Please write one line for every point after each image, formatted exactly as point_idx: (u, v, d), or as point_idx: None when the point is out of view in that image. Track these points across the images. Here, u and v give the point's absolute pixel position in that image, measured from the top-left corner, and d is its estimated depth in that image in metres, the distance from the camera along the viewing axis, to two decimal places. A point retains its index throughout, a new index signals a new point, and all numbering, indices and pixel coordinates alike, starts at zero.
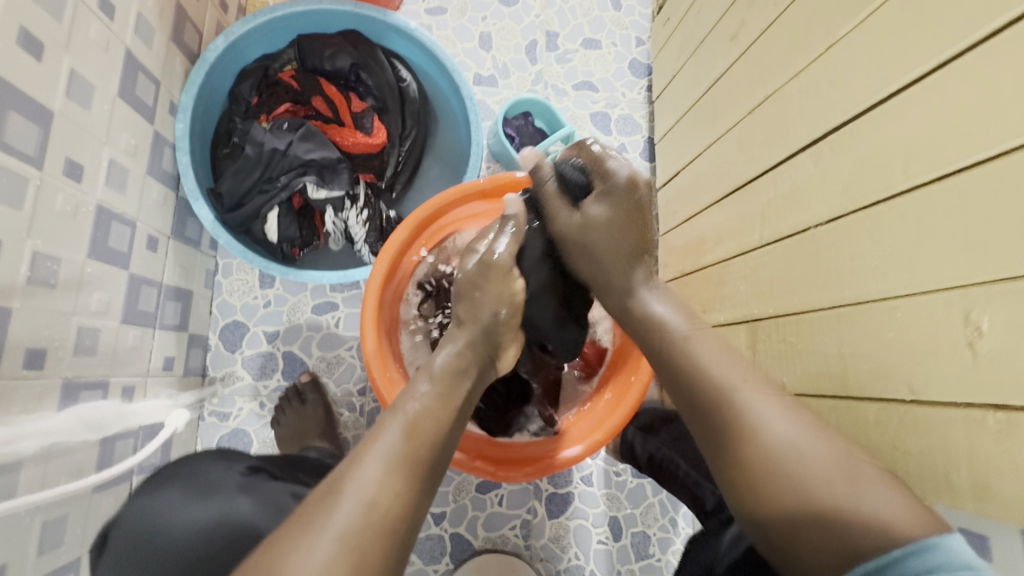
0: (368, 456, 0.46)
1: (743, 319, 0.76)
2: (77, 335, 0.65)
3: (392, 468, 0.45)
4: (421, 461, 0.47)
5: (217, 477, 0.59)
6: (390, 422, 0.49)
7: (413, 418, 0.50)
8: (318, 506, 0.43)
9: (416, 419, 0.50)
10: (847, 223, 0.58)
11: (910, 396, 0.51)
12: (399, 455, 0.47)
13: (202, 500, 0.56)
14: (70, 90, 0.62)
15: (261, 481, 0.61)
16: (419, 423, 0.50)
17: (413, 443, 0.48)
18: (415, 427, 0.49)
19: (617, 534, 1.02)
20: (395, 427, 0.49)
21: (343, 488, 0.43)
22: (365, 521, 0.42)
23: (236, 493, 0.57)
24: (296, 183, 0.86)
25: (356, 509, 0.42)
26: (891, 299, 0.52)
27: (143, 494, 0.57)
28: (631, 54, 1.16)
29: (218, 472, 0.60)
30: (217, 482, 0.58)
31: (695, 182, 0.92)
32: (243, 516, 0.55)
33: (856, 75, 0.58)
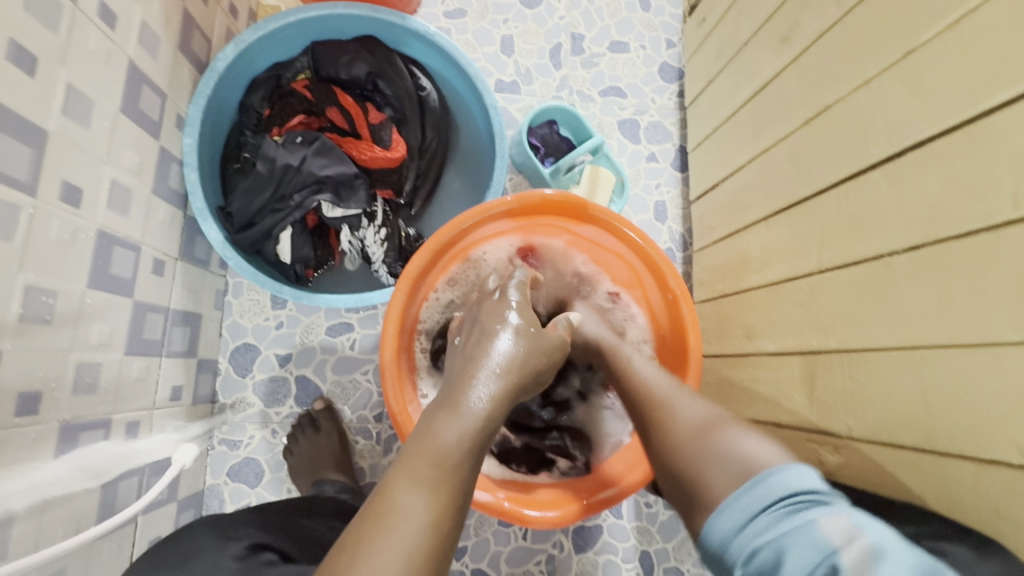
0: (378, 547, 0.36)
1: (798, 350, 0.69)
2: (76, 373, 0.60)
3: (410, 563, 0.36)
4: (446, 543, 0.38)
5: (209, 562, 0.51)
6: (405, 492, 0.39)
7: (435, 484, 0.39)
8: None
9: (441, 484, 0.39)
10: (932, 253, 0.51)
11: (1020, 459, 0.44)
12: (418, 544, 0.36)
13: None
14: (68, 107, 0.57)
15: (262, 562, 0.53)
16: (443, 492, 0.39)
17: (438, 525, 0.38)
18: (440, 495, 0.39)
19: (649, 571, 0.96)
20: (416, 503, 0.38)
21: None
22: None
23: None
24: (310, 201, 0.80)
25: None
26: (993, 345, 0.45)
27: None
28: (661, 58, 1.10)
29: (211, 552, 0.53)
30: (210, 570, 0.50)
31: (737, 196, 0.85)
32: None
33: (943, 84, 0.51)
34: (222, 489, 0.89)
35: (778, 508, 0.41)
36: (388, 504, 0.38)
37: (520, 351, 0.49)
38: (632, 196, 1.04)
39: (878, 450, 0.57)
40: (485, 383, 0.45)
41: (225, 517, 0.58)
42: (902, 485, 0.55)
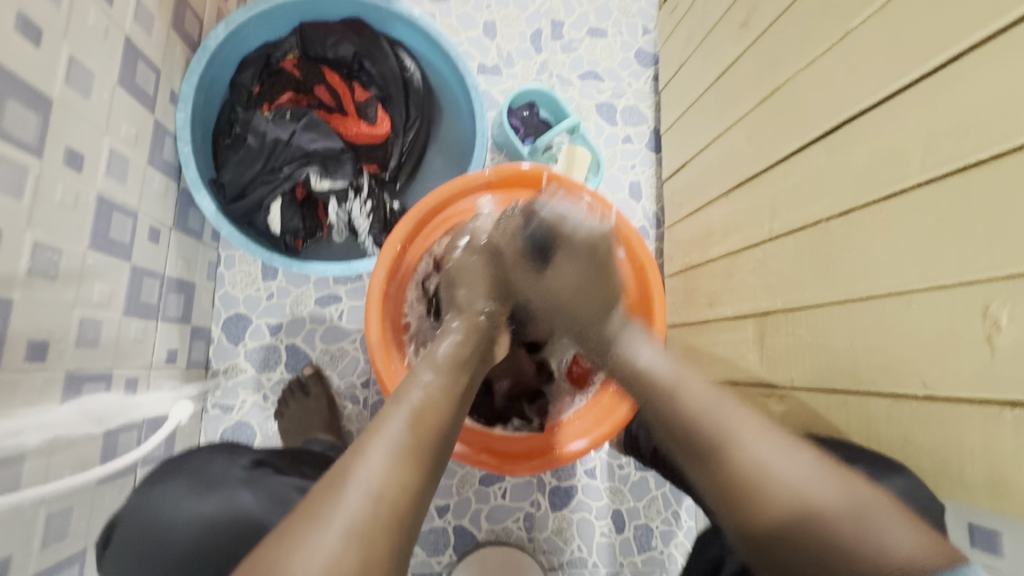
0: (371, 448, 0.43)
1: (752, 313, 0.75)
2: (79, 328, 0.64)
3: (399, 461, 0.43)
4: (427, 454, 0.45)
5: (217, 472, 0.58)
6: (392, 414, 0.47)
7: (417, 405, 0.48)
8: (319, 501, 0.40)
9: (422, 409, 0.48)
10: (859, 217, 0.57)
11: (923, 391, 0.50)
12: (405, 446, 0.44)
13: (204, 494, 0.55)
14: (70, 77, 0.61)
15: (267, 473, 0.60)
16: (424, 414, 0.47)
17: (419, 436, 0.45)
18: (419, 417, 0.47)
19: (621, 527, 1.02)
20: (400, 417, 0.46)
21: (344, 480, 0.41)
22: (372, 517, 0.39)
23: (239, 486, 0.57)
24: (299, 173, 0.85)
25: (360, 504, 0.39)
26: (905, 293, 0.52)
27: (151, 485, 0.56)
28: (637, 44, 1.15)
29: (222, 463, 0.59)
30: (221, 475, 0.57)
31: (702, 174, 0.91)
32: (248, 508, 0.55)
33: (871, 64, 0.57)
34: None
35: None
36: (377, 424, 0.46)
37: None
38: (608, 176, 1.09)
39: (816, 397, 0.63)
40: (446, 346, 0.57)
41: (229, 446, 0.64)
42: (837, 427, 0.61)
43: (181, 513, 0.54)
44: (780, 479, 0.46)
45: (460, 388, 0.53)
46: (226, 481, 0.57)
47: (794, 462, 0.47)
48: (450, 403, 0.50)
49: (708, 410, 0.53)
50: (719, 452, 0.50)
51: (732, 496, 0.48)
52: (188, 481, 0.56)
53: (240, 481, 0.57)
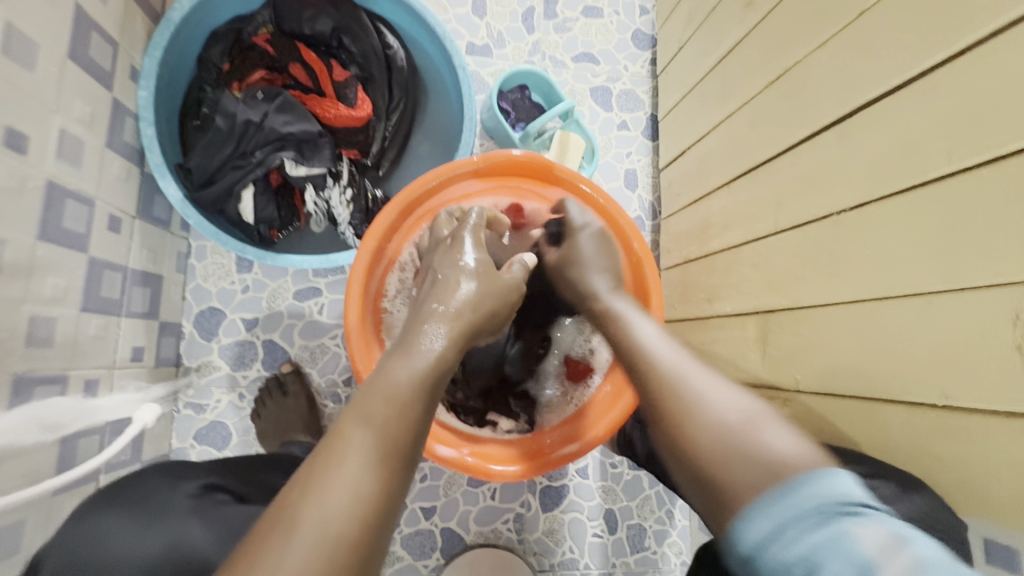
0: (328, 479, 0.36)
1: (753, 310, 0.71)
2: (30, 326, 0.59)
3: (361, 495, 0.36)
4: (396, 475, 0.39)
5: (162, 501, 0.51)
6: (356, 428, 0.39)
7: (387, 415, 0.40)
8: (267, 541, 0.34)
9: (391, 416, 0.40)
10: (875, 211, 0.53)
11: (943, 401, 0.47)
12: (370, 476, 0.37)
13: (147, 528, 0.48)
14: (10, 48, 0.54)
15: (219, 501, 0.54)
16: (395, 424, 0.40)
17: (388, 456, 0.39)
18: (390, 432, 0.40)
19: (613, 527, 0.99)
20: (367, 434, 0.39)
21: (295, 520, 0.34)
22: (330, 564, 0.33)
23: (187, 516, 0.50)
24: (273, 158, 0.79)
25: (314, 550, 0.33)
26: (924, 295, 0.48)
27: (91, 515, 0.49)
28: (634, 25, 1.09)
29: (166, 492, 0.53)
30: (166, 505, 0.51)
31: (702, 162, 0.87)
32: (199, 548, 0.48)
33: (892, 44, 0.52)
34: (188, 452, 0.89)
35: (813, 516, 0.33)
36: (338, 442, 0.38)
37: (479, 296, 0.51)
38: (603, 164, 1.05)
39: (823, 402, 0.60)
40: (438, 323, 0.47)
41: (185, 470, 0.58)
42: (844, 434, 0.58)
43: (114, 553, 0.46)
44: (725, 432, 0.42)
45: None
46: (173, 512, 0.50)
47: (733, 398, 0.45)
48: (426, 406, 0.43)
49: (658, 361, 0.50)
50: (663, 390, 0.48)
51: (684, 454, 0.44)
52: (132, 513, 0.49)
53: (188, 509, 0.51)
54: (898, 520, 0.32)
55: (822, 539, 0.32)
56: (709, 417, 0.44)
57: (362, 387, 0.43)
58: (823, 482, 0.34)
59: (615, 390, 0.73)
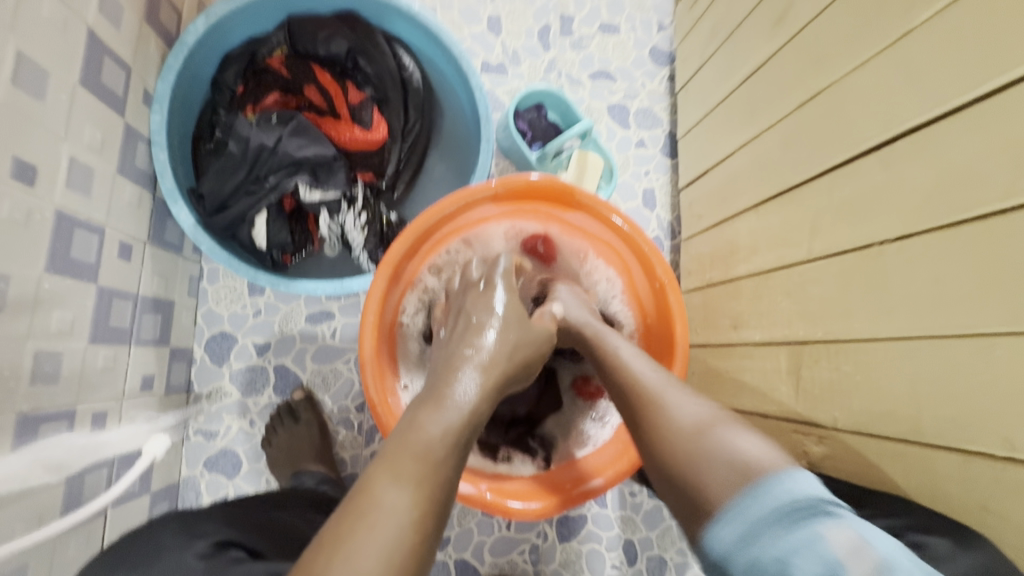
0: (358, 546, 0.34)
1: (784, 340, 0.68)
2: (35, 363, 0.56)
3: (393, 562, 0.34)
4: (428, 538, 0.36)
5: (169, 566, 0.48)
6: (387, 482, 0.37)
7: (422, 468, 0.38)
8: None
9: (426, 480, 0.38)
10: (924, 243, 0.50)
11: (1005, 450, 0.44)
12: (403, 541, 0.35)
13: None
14: (19, 77, 0.53)
15: (230, 560, 0.50)
16: (428, 487, 0.38)
17: (420, 516, 0.36)
18: (423, 489, 0.37)
19: (633, 559, 0.96)
20: (399, 494, 0.37)
21: None
22: None
23: None
24: (286, 183, 0.77)
25: None
26: (981, 336, 0.45)
27: None
28: (652, 41, 1.07)
29: (177, 551, 0.49)
30: (173, 568, 0.48)
31: (726, 183, 0.84)
32: None
33: (940, 68, 0.50)
34: (198, 481, 0.87)
35: (790, 517, 0.38)
36: (366, 502, 0.36)
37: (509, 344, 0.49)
38: (621, 183, 1.02)
39: (864, 442, 0.57)
40: (470, 374, 0.45)
41: (191, 517, 0.55)
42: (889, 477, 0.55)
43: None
44: (705, 451, 0.45)
45: None
46: None
47: (698, 407, 0.49)
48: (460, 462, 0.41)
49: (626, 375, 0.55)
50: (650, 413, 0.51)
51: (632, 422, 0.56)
52: None
53: (199, 573, 0.47)
54: (859, 519, 0.38)
55: (799, 542, 0.37)
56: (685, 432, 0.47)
57: (391, 439, 0.40)
58: (791, 483, 0.40)
59: None
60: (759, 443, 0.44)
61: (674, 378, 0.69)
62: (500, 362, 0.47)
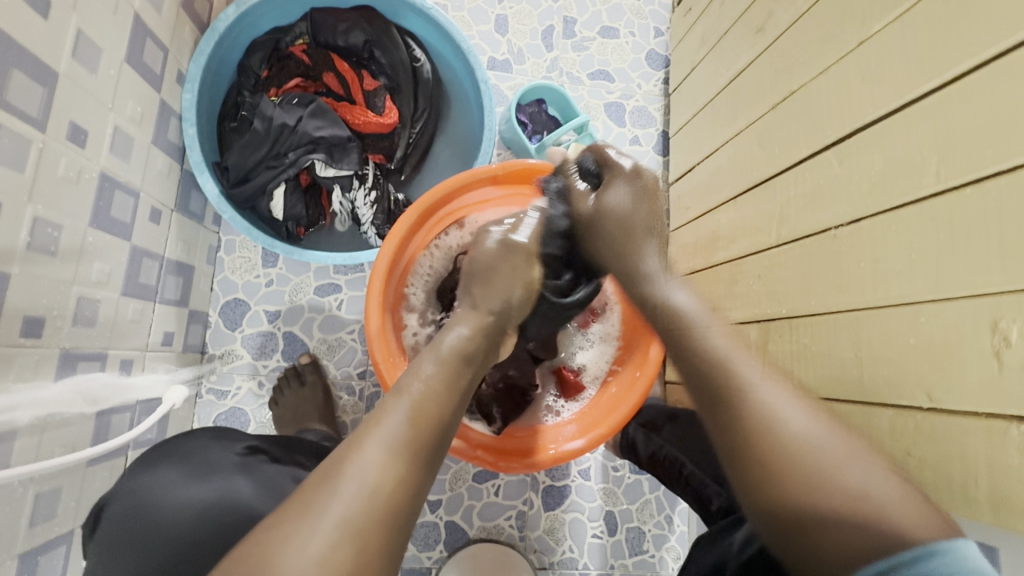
0: (368, 439, 0.43)
1: (755, 319, 0.74)
2: (77, 305, 0.64)
3: (396, 454, 0.43)
4: (424, 447, 0.45)
5: (213, 459, 0.58)
6: (392, 405, 0.47)
7: (419, 394, 0.48)
8: (313, 491, 0.40)
9: (421, 402, 0.48)
10: (869, 226, 0.57)
11: (928, 404, 0.50)
12: (404, 437, 0.44)
13: (201, 479, 0.55)
14: (77, 51, 0.60)
15: (262, 461, 0.60)
16: (425, 405, 0.47)
17: (418, 429, 0.46)
18: (418, 410, 0.47)
19: (613, 529, 1.02)
20: (400, 408, 0.47)
21: (341, 472, 0.41)
22: (369, 509, 0.39)
23: (234, 473, 0.56)
24: (304, 159, 0.84)
25: (355, 497, 0.39)
26: (914, 304, 0.52)
27: (148, 467, 0.56)
28: (649, 45, 1.14)
29: (218, 449, 0.59)
30: (217, 461, 0.57)
31: (710, 177, 0.91)
32: (241, 497, 0.54)
33: (888, 71, 0.56)
34: None
35: None
36: (378, 415, 0.46)
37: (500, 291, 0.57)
38: None
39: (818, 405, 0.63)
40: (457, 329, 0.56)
41: (223, 432, 0.63)
42: None
43: (171, 499, 0.53)
44: (809, 450, 0.44)
45: (460, 383, 0.52)
46: (222, 467, 0.56)
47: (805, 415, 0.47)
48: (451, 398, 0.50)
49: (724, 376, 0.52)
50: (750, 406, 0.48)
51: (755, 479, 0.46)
52: (183, 466, 0.56)
53: (233, 467, 0.57)
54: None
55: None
56: (797, 436, 0.45)
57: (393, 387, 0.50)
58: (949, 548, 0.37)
59: (619, 392, 0.77)
60: (840, 443, 0.44)
61: (654, 349, 0.75)
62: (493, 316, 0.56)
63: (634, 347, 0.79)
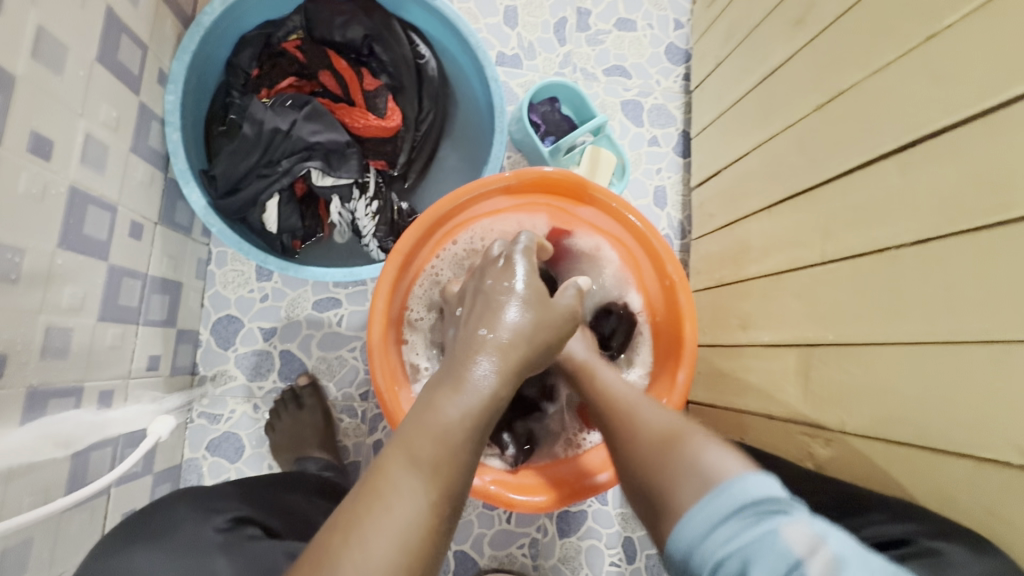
0: (371, 521, 0.34)
1: (795, 343, 0.68)
2: (46, 337, 0.57)
3: (405, 546, 0.34)
4: (442, 528, 0.36)
5: (190, 536, 0.50)
6: (399, 466, 0.36)
7: (435, 449, 0.37)
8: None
9: (439, 464, 0.37)
10: (941, 248, 0.50)
11: (1020, 460, 0.44)
12: (416, 522, 0.35)
13: (173, 564, 0.47)
14: (39, 51, 0.53)
15: (247, 537, 0.52)
16: (443, 466, 0.37)
17: (436, 508, 0.36)
18: (438, 474, 0.37)
19: (631, 557, 0.96)
20: (415, 473, 0.36)
21: (335, 570, 0.32)
22: None
23: (212, 553, 0.49)
24: (299, 167, 0.77)
25: None
26: (1001, 341, 0.45)
27: (111, 552, 0.48)
28: (668, 38, 1.06)
29: (194, 523, 0.51)
30: (193, 539, 0.50)
31: (739, 183, 0.83)
32: None
33: (966, 70, 0.49)
34: (200, 463, 0.87)
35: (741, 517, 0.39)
36: (381, 481, 0.36)
37: (527, 323, 0.47)
38: (632, 179, 1.02)
39: (873, 446, 0.57)
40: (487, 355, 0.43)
41: (207, 498, 0.56)
42: (897, 483, 0.55)
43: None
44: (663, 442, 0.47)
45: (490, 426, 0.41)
46: (199, 548, 0.49)
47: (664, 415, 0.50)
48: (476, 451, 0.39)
49: (616, 399, 0.54)
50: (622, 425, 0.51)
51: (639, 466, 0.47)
52: (156, 547, 0.48)
53: (212, 547, 0.49)
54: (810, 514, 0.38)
55: (752, 535, 0.37)
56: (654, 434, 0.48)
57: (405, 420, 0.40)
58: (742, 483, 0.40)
59: None
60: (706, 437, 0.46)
61: (682, 375, 0.69)
62: (520, 345, 0.45)
63: (660, 372, 0.73)
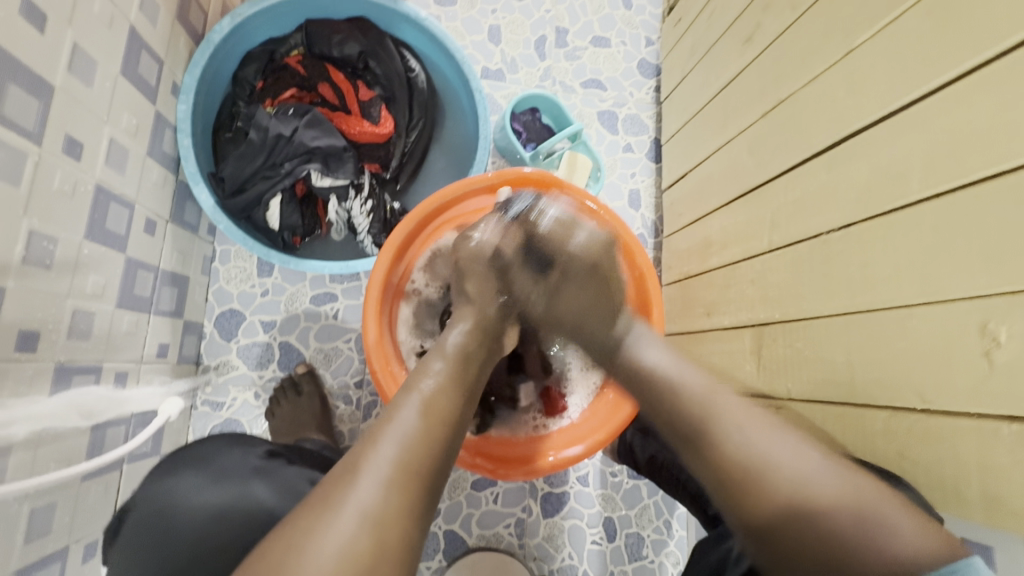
0: (382, 437, 0.45)
1: (749, 323, 0.75)
2: (73, 319, 0.63)
3: (409, 445, 0.45)
4: (437, 438, 0.47)
5: (231, 464, 0.59)
6: (405, 402, 0.49)
7: (431, 395, 0.50)
8: (331, 489, 0.42)
9: (433, 398, 0.49)
10: (858, 232, 0.58)
11: (921, 405, 0.51)
12: (417, 431, 0.46)
13: (218, 483, 0.58)
14: (73, 65, 0.60)
15: (281, 463, 0.61)
16: (436, 401, 0.49)
17: (432, 426, 0.47)
18: (431, 411, 0.48)
19: (611, 535, 1.02)
20: (414, 405, 0.48)
21: (356, 469, 0.43)
22: (384, 504, 0.41)
23: (250, 478, 0.58)
24: (300, 170, 0.85)
25: (372, 491, 0.42)
26: (905, 307, 0.53)
27: (166, 474, 0.58)
28: (640, 54, 1.16)
29: (234, 453, 0.61)
30: (233, 466, 0.59)
31: (701, 185, 0.92)
32: (258, 500, 0.56)
33: (876, 80, 0.58)
34: None
35: None
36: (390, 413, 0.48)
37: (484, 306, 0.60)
38: (609, 183, 1.10)
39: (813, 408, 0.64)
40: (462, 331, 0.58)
41: (244, 437, 0.65)
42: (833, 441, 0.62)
43: (193, 503, 0.56)
44: (808, 492, 0.47)
45: (469, 379, 0.55)
46: (239, 472, 0.59)
47: (787, 450, 0.50)
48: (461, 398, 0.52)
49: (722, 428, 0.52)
50: (751, 465, 0.50)
51: (756, 522, 0.49)
52: (200, 471, 0.58)
53: (252, 472, 0.59)
54: None
55: None
56: (793, 478, 0.48)
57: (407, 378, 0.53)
58: None
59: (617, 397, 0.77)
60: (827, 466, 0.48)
61: None
62: None
63: None
